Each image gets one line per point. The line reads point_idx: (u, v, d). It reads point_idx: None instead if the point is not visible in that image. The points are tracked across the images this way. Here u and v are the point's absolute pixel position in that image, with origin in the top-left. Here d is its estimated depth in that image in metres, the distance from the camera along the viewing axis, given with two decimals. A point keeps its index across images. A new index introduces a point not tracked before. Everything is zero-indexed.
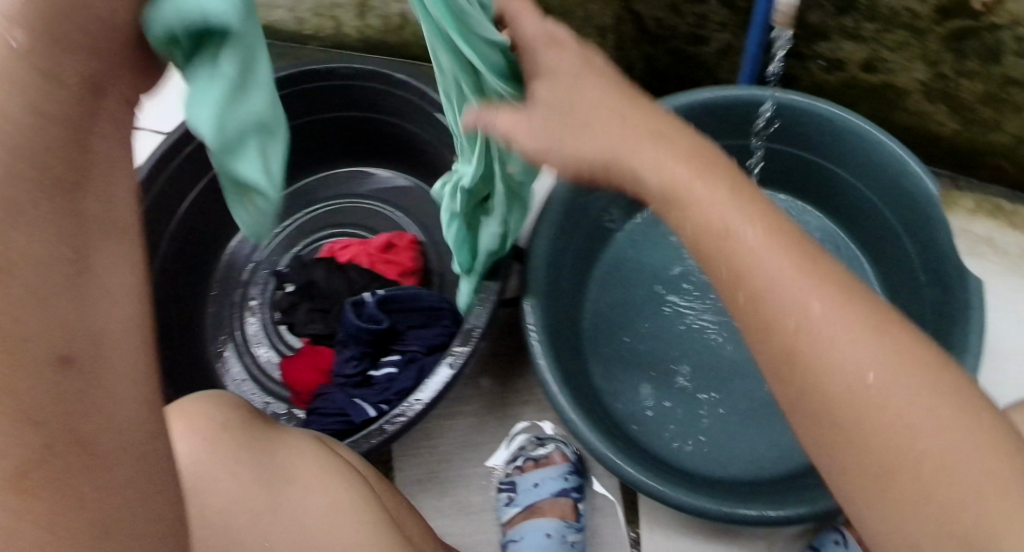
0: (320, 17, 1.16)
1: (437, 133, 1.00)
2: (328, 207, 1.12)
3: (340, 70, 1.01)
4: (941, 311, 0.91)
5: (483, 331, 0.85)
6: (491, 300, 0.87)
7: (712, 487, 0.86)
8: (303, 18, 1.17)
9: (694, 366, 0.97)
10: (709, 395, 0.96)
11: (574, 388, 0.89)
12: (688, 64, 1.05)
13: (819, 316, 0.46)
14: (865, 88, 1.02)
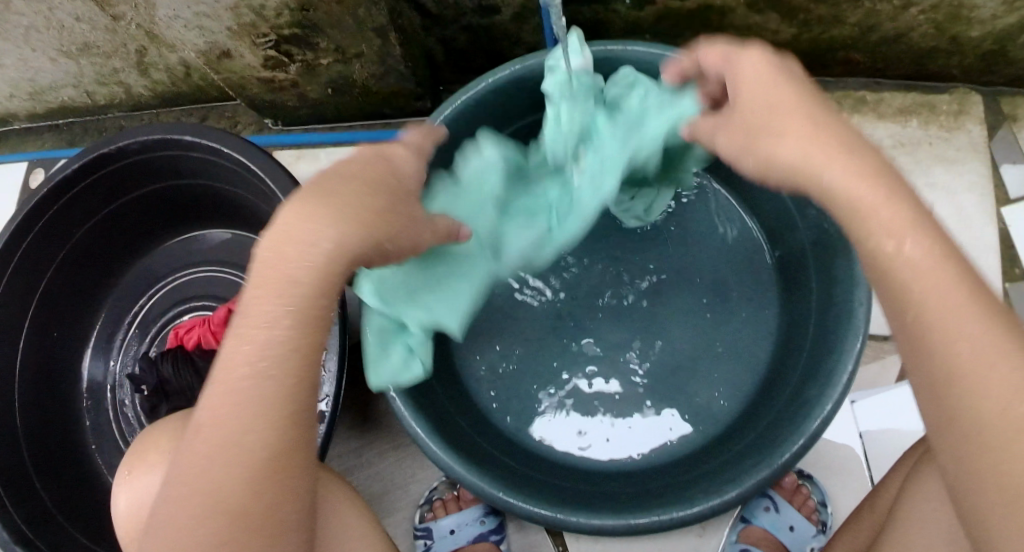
0: (107, 85, 1.08)
1: (247, 185, 0.94)
2: (171, 284, 1.05)
3: (127, 146, 0.93)
4: (818, 243, 0.84)
5: (331, 399, 0.81)
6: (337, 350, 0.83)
7: (621, 488, 0.83)
8: (94, 90, 1.09)
9: (571, 357, 0.92)
10: (596, 382, 0.91)
11: (446, 429, 0.81)
12: (490, 38, 0.97)
13: (862, 204, 0.53)
14: (685, 15, 0.94)
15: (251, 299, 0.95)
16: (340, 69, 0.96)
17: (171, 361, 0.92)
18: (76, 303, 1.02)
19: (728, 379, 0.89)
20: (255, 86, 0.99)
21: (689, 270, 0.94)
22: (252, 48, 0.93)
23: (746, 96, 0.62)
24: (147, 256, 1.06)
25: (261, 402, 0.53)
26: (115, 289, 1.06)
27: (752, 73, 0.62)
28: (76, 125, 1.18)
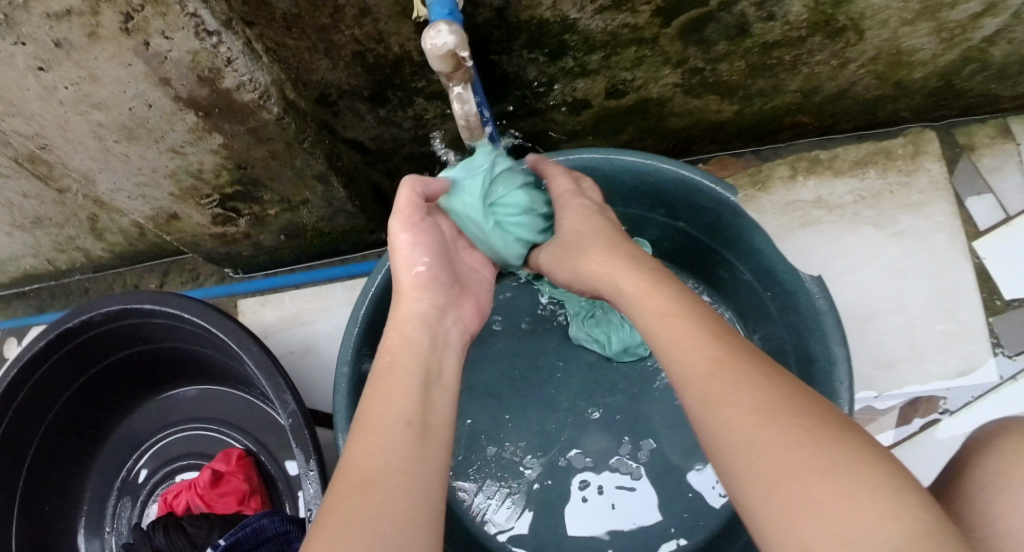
0: (65, 251, 1.05)
1: (214, 346, 0.94)
2: (157, 446, 1.05)
3: (92, 320, 0.92)
4: (791, 321, 0.87)
5: None
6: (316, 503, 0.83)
7: None
8: (54, 257, 1.06)
9: (560, 469, 0.90)
10: (589, 488, 0.90)
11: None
12: (433, 162, 1.01)
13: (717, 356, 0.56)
14: (622, 111, 0.95)
15: (233, 455, 0.96)
16: (288, 215, 0.97)
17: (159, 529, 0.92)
18: (59, 478, 0.99)
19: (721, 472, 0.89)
20: (209, 241, 0.99)
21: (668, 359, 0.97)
22: (199, 209, 0.94)
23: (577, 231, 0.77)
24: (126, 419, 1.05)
25: (405, 500, 0.53)
26: (98, 456, 1.04)
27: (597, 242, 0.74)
28: (42, 289, 1.16)
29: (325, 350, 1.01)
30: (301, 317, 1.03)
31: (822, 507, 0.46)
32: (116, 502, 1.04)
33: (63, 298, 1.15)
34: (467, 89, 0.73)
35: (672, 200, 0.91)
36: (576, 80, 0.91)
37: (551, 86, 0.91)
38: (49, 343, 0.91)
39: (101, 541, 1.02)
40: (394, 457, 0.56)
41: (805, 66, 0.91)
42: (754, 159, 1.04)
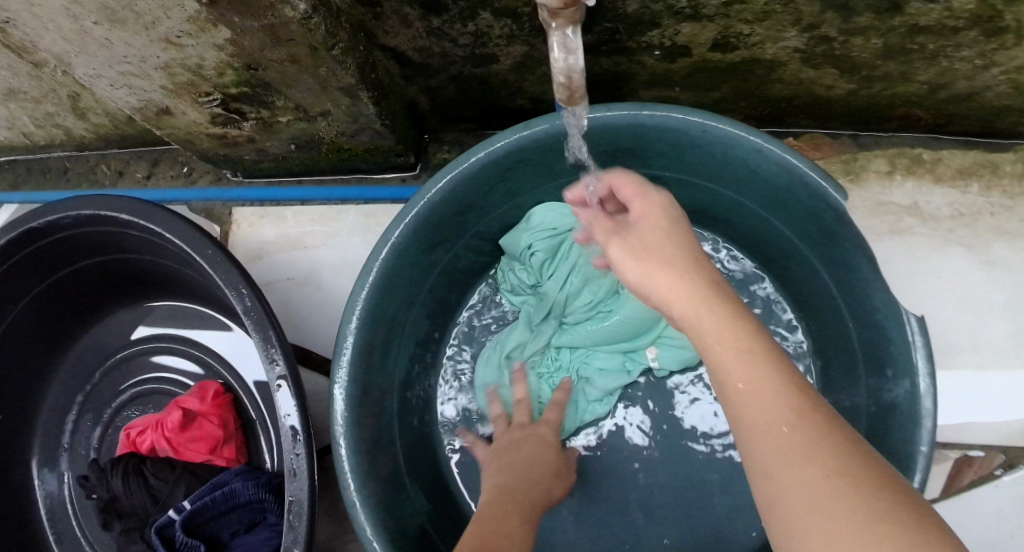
0: (44, 128, 0.88)
1: (196, 268, 0.80)
2: (128, 362, 0.93)
3: (59, 222, 0.78)
4: (872, 363, 0.75)
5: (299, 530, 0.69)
6: (304, 483, 0.70)
7: None
8: (30, 132, 0.89)
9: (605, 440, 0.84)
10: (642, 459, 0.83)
11: None
12: (485, 88, 0.79)
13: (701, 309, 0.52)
14: (726, 68, 0.77)
15: (211, 392, 0.85)
16: (304, 126, 0.78)
17: (134, 480, 0.80)
18: (17, 390, 0.88)
19: (737, 512, 0.80)
20: (207, 142, 0.81)
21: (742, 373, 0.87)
22: (196, 107, 0.75)
23: (645, 242, 0.57)
24: (103, 336, 0.93)
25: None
26: (60, 371, 0.92)
27: (646, 236, 0.57)
28: (17, 162, 0.97)
29: (328, 284, 0.84)
30: (302, 240, 0.86)
31: (779, 467, 0.45)
32: (77, 419, 0.93)
33: (39, 177, 0.97)
34: (577, 35, 0.53)
35: (762, 187, 0.76)
36: (682, 22, 0.71)
37: (650, 25, 0.72)
38: (5, 244, 0.78)
39: (59, 469, 0.92)
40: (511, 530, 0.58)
41: (948, 55, 0.73)
42: (852, 144, 0.90)
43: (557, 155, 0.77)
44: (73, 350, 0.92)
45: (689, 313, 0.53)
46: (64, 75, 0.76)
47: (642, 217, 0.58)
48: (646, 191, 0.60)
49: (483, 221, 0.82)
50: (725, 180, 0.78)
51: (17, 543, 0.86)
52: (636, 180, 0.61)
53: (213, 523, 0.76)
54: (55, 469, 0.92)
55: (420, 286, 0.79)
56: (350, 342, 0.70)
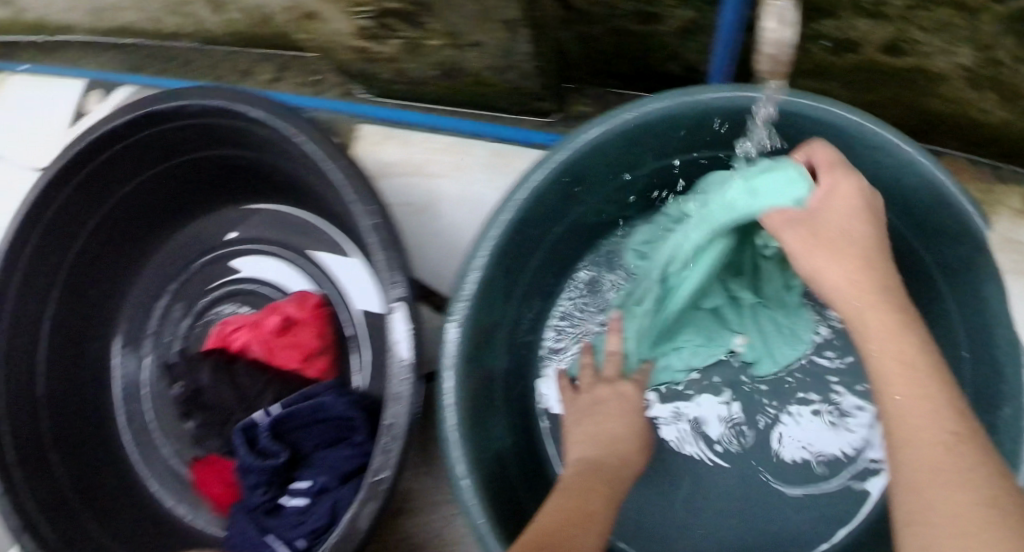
0: (176, 16, 0.89)
1: (319, 173, 0.81)
2: (225, 257, 0.95)
3: (186, 108, 0.79)
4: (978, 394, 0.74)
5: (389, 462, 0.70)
6: (405, 402, 0.71)
7: None
8: (161, 18, 0.89)
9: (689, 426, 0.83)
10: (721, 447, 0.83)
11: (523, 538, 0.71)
12: (640, 46, 0.80)
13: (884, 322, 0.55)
14: (885, 72, 0.77)
15: (312, 304, 0.85)
16: (450, 53, 0.78)
17: (224, 376, 0.83)
18: (115, 260, 0.92)
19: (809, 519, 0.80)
20: (347, 53, 0.82)
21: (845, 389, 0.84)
22: (347, 15, 0.74)
23: (826, 229, 0.60)
24: (205, 225, 0.96)
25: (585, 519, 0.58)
26: (158, 251, 0.96)
27: (839, 203, 0.61)
28: (144, 48, 0.99)
29: (443, 215, 0.85)
30: (426, 167, 0.87)
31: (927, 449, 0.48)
32: (168, 305, 0.96)
33: (162, 63, 0.98)
34: None
35: (904, 201, 0.76)
36: (858, 18, 0.71)
37: (829, 14, 0.71)
38: (129, 121, 0.80)
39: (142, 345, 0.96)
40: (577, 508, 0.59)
41: None
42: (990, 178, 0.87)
43: (708, 128, 0.77)
44: (176, 231, 0.96)
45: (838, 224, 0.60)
46: None
47: (832, 203, 0.62)
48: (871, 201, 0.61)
49: (615, 180, 0.83)
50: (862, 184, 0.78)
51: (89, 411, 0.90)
52: (834, 156, 0.64)
53: (298, 429, 0.79)
54: (137, 349, 0.96)
55: (539, 234, 0.81)
56: (476, 272, 0.72)
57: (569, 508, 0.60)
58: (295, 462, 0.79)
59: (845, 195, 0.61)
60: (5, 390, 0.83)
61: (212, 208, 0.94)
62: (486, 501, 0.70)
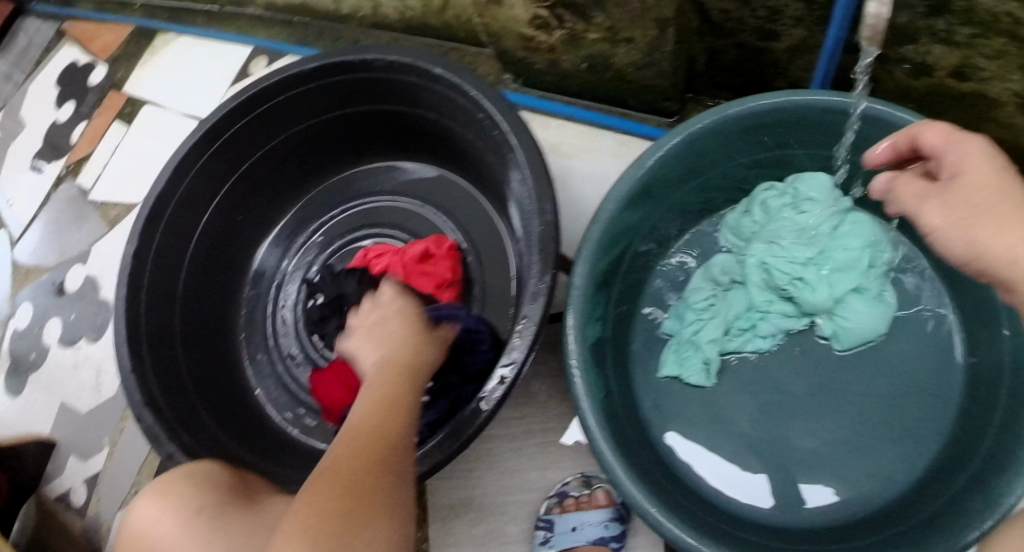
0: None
1: (478, 130, 0.92)
2: (363, 207, 1.07)
3: (373, 62, 0.92)
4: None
5: (522, 362, 0.77)
6: (536, 321, 0.79)
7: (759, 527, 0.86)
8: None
9: (760, 388, 0.93)
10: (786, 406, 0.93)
11: (618, 446, 0.82)
12: (758, 61, 0.95)
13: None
14: (954, 95, 0.93)
15: (450, 242, 0.94)
16: (602, 47, 0.93)
17: (368, 286, 0.90)
18: (270, 193, 1.05)
19: (858, 479, 0.90)
20: (512, 39, 0.98)
21: (907, 373, 0.94)
22: (527, 3, 0.90)
23: (973, 200, 0.67)
24: (350, 173, 1.09)
25: (360, 457, 0.58)
26: (308, 191, 1.09)
27: (979, 167, 0.68)
28: (309, 26, 1.18)
29: (573, 187, 0.99)
30: (562, 148, 1.01)
31: None
32: (304, 242, 1.07)
33: (325, 41, 1.17)
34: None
35: None
36: (935, 44, 0.87)
37: (910, 39, 0.87)
38: (320, 66, 0.93)
39: (274, 270, 1.07)
40: (384, 420, 0.63)
41: None
42: None
43: (817, 128, 0.89)
44: (326, 174, 1.09)
45: (985, 198, 0.67)
46: None
47: (970, 169, 0.68)
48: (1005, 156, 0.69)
49: (723, 165, 0.94)
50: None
51: (215, 318, 1.01)
52: (947, 131, 0.71)
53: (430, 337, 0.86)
54: (264, 273, 1.06)
55: (662, 198, 0.91)
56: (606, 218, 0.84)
57: (393, 420, 0.63)
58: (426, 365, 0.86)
59: (991, 164, 0.67)
60: (157, 281, 0.93)
61: (361, 158, 1.08)
62: (595, 406, 0.80)
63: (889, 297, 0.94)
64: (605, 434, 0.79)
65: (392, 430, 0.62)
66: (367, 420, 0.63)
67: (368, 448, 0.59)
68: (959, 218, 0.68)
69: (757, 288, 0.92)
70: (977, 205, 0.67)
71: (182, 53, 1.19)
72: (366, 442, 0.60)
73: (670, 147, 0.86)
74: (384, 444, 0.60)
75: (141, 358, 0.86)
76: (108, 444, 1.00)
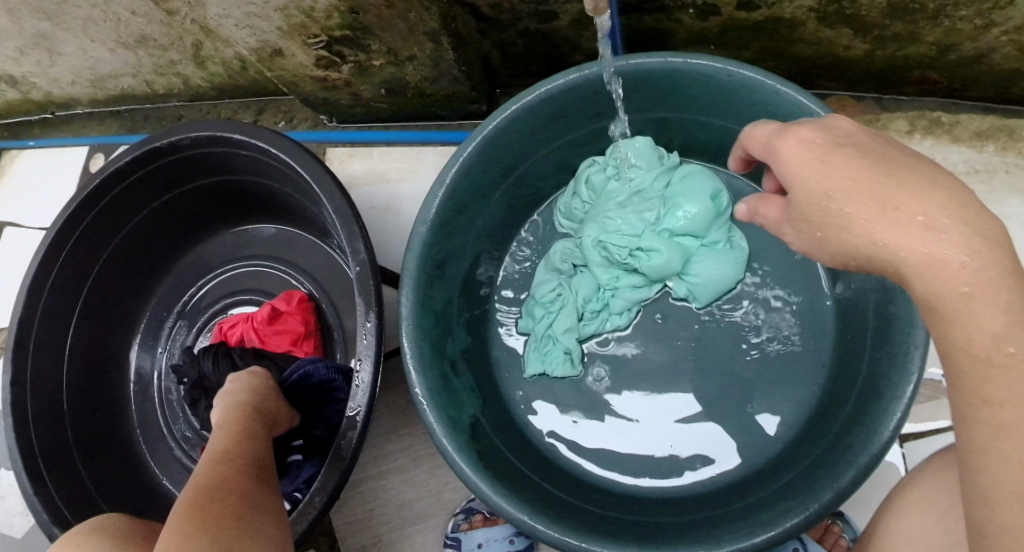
0: (165, 76, 1.07)
1: (295, 185, 0.93)
2: (225, 273, 1.08)
3: (179, 142, 0.92)
4: (879, 298, 0.81)
5: (365, 409, 0.81)
6: (370, 357, 0.84)
7: (650, 505, 0.86)
8: (153, 79, 1.09)
9: (629, 361, 0.94)
10: (660, 371, 0.93)
11: (488, 462, 0.83)
12: (548, 43, 0.93)
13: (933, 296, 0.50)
14: (750, 25, 0.90)
15: (298, 297, 0.96)
16: (392, 71, 0.92)
17: (223, 361, 0.92)
18: (136, 285, 1.07)
19: (744, 427, 0.90)
20: (310, 84, 0.97)
21: (771, 311, 0.92)
22: (304, 48, 0.89)
23: (815, 193, 0.56)
24: (208, 245, 1.10)
25: (223, 498, 0.61)
26: (173, 273, 1.10)
27: (807, 169, 0.57)
28: (136, 111, 1.18)
29: (406, 212, 0.99)
30: (387, 175, 1.00)
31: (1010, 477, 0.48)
32: (176, 324, 1.10)
33: (156, 122, 1.17)
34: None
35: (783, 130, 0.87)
36: None
37: None
38: (136, 159, 0.94)
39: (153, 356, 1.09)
40: (226, 472, 0.65)
41: (945, 16, 0.83)
42: (876, 106, 1.00)
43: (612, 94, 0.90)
44: (185, 253, 1.10)
45: (841, 190, 0.55)
46: (192, 23, 0.94)
47: (803, 173, 0.57)
48: (831, 134, 0.59)
49: (539, 156, 0.95)
50: (740, 119, 0.90)
51: (109, 421, 1.03)
52: (766, 134, 0.63)
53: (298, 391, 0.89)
54: (151, 363, 1.09)
55: (481, 205, 0.93)
56: (422, 239, 0.85)
57: (236, 472, 0.66)
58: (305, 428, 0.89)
59: (813, 160, 0.57)
60: (40, 403, 0.95)
61: (215, 228, 1.09)
62: (450, 428, 0.82)
63: (739, 244, 0.93)
64: (465, 454, 0.80)
65: (225, 474, 0.65)
66: (219, 467, 0.66)
67: (217, 489, 0.62)
68: (818, 240, 0.58)
69: (601, 268, 0.93)
70: (835, 211, 0.55)
71: (27, 168, 1.20)
72: (224, 488, 0.63)
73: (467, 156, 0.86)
74: (226, 485, 0.63)
75: (42, 481, 0.90)
76: None
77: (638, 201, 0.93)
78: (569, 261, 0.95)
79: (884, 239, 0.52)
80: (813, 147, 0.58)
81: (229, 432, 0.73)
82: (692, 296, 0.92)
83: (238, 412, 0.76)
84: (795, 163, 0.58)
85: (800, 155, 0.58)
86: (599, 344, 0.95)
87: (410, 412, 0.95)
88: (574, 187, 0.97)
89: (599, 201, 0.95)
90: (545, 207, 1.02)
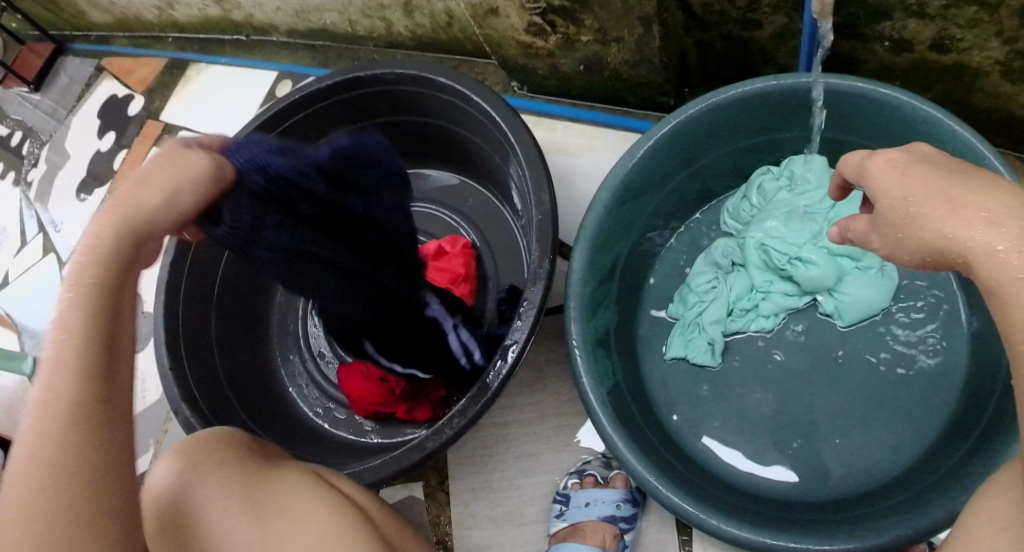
0: (370, 18, 1.14)
1: (482, 134, 0.98)
2: None
3: (382, 76, 0.98)
4: None
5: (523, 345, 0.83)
6: (533, 309, 0.85)
7: (765, 502, 0.88)
8: (357, 20, 1.15)
9: (767, 364, 0.96)
10: (795, 379, 0.95)
11: (623, 424, 0.86)
12: (745, 50, 0.99)
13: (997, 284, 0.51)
14: (939, 68, 0.95)
15: (465, 243, 1.01)
16: (595, 48, 0.98)
17: None
18: None
19: (869, 448, 0.91)
20: (512, 47, 1.03)
21: (915, 344, 0.94)
22: (521, 12, 0.95)
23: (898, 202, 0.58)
24: None
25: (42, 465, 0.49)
26: None
27: (889, 179, 0.59)
28: (326, 49, 1.27)
29: (580, 184, 1.04)
30: (567, 147, 1.06)
31: None
32: None
33: (347, 61, 1.24)
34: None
35: None
36: (910, 18, 0.89)
37: (885, 16, 0.91)
38: (336, 83, 1.00)
39: None
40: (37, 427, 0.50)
41: None
42: None
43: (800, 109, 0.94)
44: None
45: (917, 194, 0.57)
46: None
47: (883, 186, 0.59)
48: (914, 156, 0.60)
49: (717, 154, 1.00)
50: None
51: (246, 322, 1.08)
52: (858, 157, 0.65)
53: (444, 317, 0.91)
54: None
55: (657, 188, 0.97)
56: (604, 204, 0.89)
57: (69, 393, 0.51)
58: (361, 224, 0.74)
59: (895, 172, 0.59)
60: (193, 288, 1.00)
61: None
62: (595, 384, 0.85)
63: (893, 272, 0.95)
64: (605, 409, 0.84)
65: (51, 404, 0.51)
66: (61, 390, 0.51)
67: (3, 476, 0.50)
68: (898, 243, 0.58)
69: (757, 270, 0.96)
70: (912, 212, 0.57)
71: (213, 80, 1.28)
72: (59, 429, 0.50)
73: (659, 138, 0.90)
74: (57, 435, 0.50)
75: (180, 358, 0.94)
76: (154, 444, 1.10)
77: (803, 214, 0.96)
78: (726, 259, 0.99)
79: (951, 233, 0.54)
80: (898, 160, 0.60)
81: (75, 303, 0.54)
82: (840, 315, 0.95)
83: (103, 262, 0.56)
84: (878, 178, 0.60)
85: (882, 168, 0.60)
86: (741, 342, 0.98)
87: (544, 368, 0.98)
88: (743, 193, 1.02)
89: (766, 209, 0.99)
90: (711, 208, 1.06)
